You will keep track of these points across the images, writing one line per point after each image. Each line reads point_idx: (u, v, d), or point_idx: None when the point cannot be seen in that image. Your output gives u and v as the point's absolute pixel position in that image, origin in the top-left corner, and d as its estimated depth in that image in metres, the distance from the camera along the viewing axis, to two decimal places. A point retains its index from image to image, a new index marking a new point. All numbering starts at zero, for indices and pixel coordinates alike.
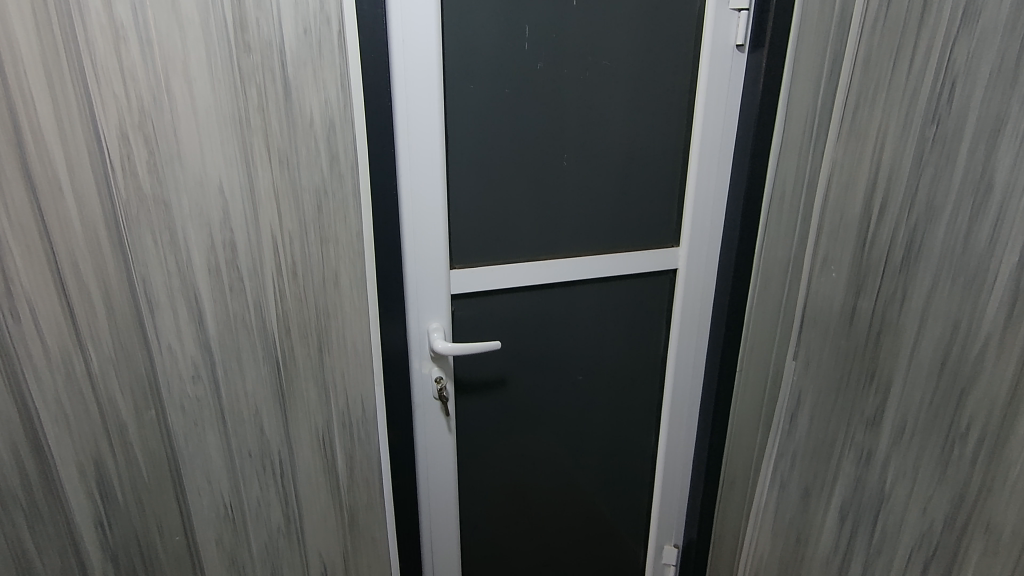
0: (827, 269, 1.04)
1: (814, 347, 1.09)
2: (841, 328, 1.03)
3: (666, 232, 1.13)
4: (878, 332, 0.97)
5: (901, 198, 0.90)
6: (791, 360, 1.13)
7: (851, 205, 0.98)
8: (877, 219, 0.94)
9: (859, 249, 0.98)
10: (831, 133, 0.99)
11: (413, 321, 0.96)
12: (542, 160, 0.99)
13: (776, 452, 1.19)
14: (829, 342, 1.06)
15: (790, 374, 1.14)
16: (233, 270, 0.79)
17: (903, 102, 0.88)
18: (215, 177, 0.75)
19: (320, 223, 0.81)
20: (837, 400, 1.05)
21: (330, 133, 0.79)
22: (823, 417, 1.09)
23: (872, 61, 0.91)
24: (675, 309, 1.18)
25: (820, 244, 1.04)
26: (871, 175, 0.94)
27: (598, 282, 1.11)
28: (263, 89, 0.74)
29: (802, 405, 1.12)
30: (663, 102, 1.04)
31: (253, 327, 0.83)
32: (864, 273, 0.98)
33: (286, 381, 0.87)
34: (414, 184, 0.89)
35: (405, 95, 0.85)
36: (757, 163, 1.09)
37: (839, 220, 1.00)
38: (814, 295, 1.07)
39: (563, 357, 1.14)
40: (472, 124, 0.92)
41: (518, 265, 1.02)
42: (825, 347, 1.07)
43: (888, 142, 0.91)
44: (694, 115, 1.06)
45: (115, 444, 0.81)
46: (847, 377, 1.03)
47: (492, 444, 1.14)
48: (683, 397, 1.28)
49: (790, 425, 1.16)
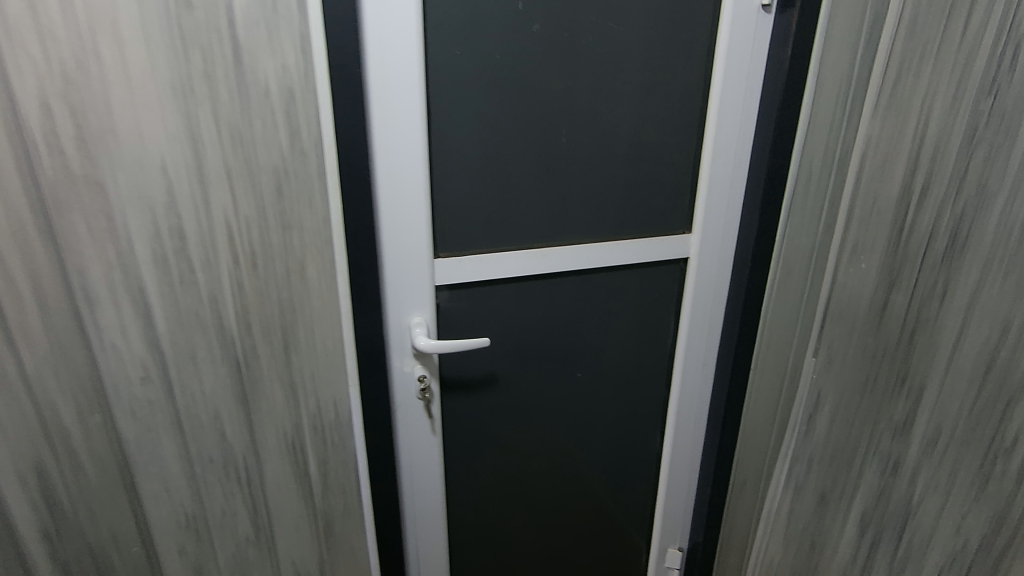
0: (856, 260, 0.93)
1: (838, 345, 0.99)
2: (869, 325, 0.93)
3: (676, 218, 1.02)
4: (912, 332, 0.86)
5: (947, 181, 0.78)
6: (811, 357, 1.04)
7: (887, 189, 0.87)
8: (916, 205, 0.83)
9: (892, 239, 0.87)
10: (867, 106, 0.88)
11: (391, 316, 0.87)
12: (538, 137, 0.88)
13: (791, 455, 1.10)
14: (855, 340, 0.95)
15: (809, 372, 1.05)
16: (182, 261, 0.70)
17: (954, 71, 0.75)
18: (156, 156, 0.65)
19: (280, 207, 0.72)
20: (861, 403, 0.96)
21: (289, 104, 0.68)
22: (846, 423, 0.99)
23: (919, 23, 0.79)
24: (685, 303, 1.07)
25: (850, 231, 0.94)
26: (912, 154, 0.82)
27: (601, 273, 1.01)
28: (209, 52, 0.63)
29: (822, 406, 1.03)
30: (677, 71, 0.92)
31: (208, 324, 0.74)
32: (899, 265, 0.87)
33: (249, 382, 0.79)
34: (391, 164, 0.79)
35: (381, 61, 0.75)
36: (781, 142, 0.96)
37: (871, 205, 0.90)
38: (840, 288, 0.97)
39: (561, 353, 1.04)
40: (456, 95, 0.81)
41: (511, 254, 0.92)
42: (850, 345, 0.96)
43: (934, 117, 0.79)
44: (712, 85, 0.94)
45: (65, 466, 0.68)
46: (874, 379, 0.93)
47: (484, 445, 1.06)
48: (691, 397, 1.17)
49: (808, 427, 1.06)
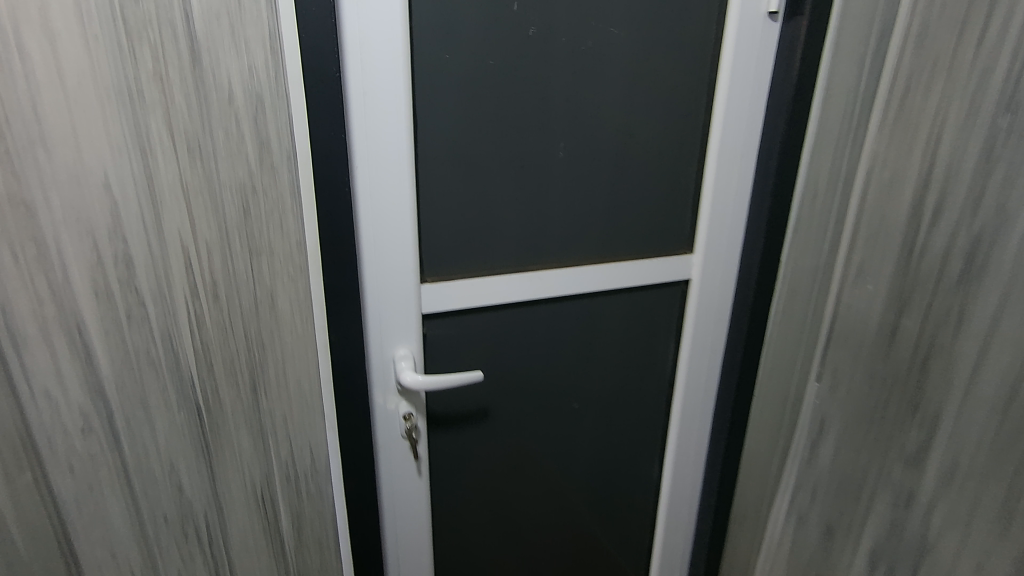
0: (862, 281, 0.88)
1: (843, 370, 0.92)
2: (877, 350, 0.86)
3: (677, 237, 0.96)
4: (925, 357, 0.80)
5: (961, 200, 0.73)
6: (813, 381, 0.98)
7: (896, 207, 0.81)
8: (928, 224, 0.77)
9: (902, 255, 0.81)
10: (873, 119, 0.83)
11: (374, 347, 0.79)
12: (533, 151, 0.81)
13: (793, 484, 1.03)
14: (862, 365, 0.89)
15: (812, 397, 0.98)
16: (129, 293, 0.60)
17: (967, 86, 0.70)
18: (97, 171, 0.55)
19: (246, 230, 0.62)
20: (869, 431, 0.89)
21: (257, 112, 0.59)
22: (852, 450, 0.92)
23: (930, 34, 0.74)
24: (687, 326, 1.01)
25: (855, 250, 0.88)
26: (923, 172, 0.77)
27: (600, 296, 0.94)
28: (160, 50, 0.54)
29: (826, 434, 0.96)
30: (681, 80, 0.86)
31: (162, 365, 0.64)
32: (910, 286, 0.81)
33: (211, 430, 0.69)
34: (373, 179, 0.71)
35: (361, 64, 0.66)
36: (788, 156, 0.91)
37: (879, 223, 0.84)
38: (845, 310, 0.91)
39: (556, 382, 0.97)
40: (446, 104, 0.74)
41: (504, 277, 0.84)
42: (857, 370, 0.90)
43: (946, 132, 0.73)
44: (716, 96, 0.88)
45: None
46: (883, 407, 0.86)
47: (476, 481, 0.97)
48: (691, 424, 1.11)
49: (811, 455, 0.99)
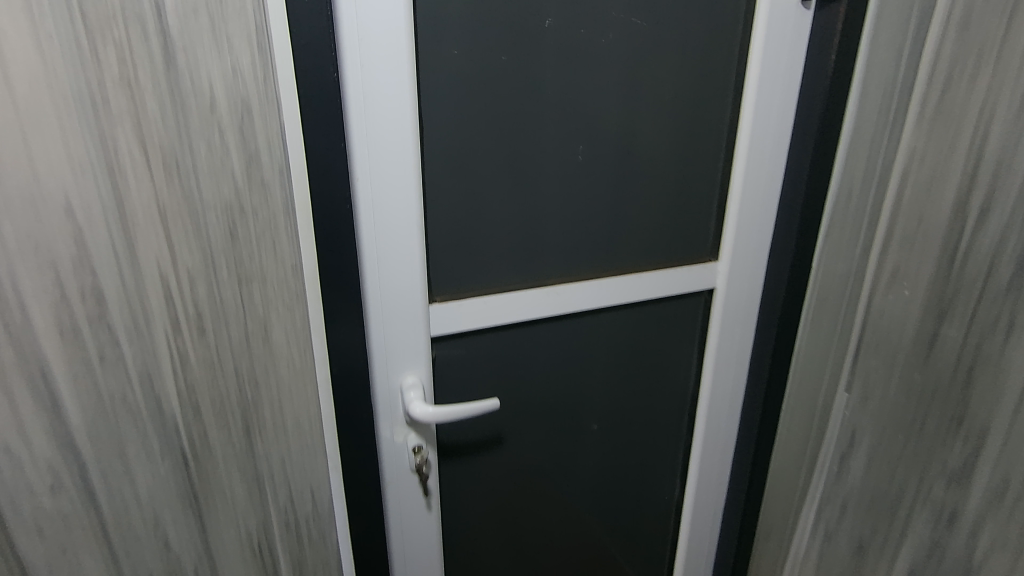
0: (896, 286, 0.81)
1: (875, 381, 0.85)
2: (913, 360, 0.80)
3: (702, 243, 0.90)
4: (970, 369, 0.73)
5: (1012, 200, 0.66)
6: (842, 392, 0.91)
7: (936, 207, 0.74)
8: (973, 227, 0.70)
9: (942, 260, 0.74)
10: (912, 113, 0.75)
11: (379, 377, 0.71)
12: (549, 155, 0.73)
13: (820, 498, 0.97)
14: (897, 376, 0.82)
15: (841, 409, 0.91)
16: (101, 333, 0.52)
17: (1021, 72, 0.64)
18: (55, 193, 0.47)
19: (235, 255, 0.54)
20: (905, 446, 0.82)
21: (243, 120, 0.51)
22: (886, 467, 0.85)
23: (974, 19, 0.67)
24: (711, 338, 0.95)
25: (888, 254, 0.81)
26: (967, 168, 0.70)
27: (620, 310, 0.87)
28: (127, 48, 0.46)
29: (857, 448, 0.89)
30: (708, 75, 0.79)
31: (141, 410, 0.56)
32: (951, 291, 0.74)
33: (200, 478, 0.61)
34: (377, 192, 0.63)
35: (361, 63, 0.58)
36: (820, 155, 0.85)
37: (917, 224, 0.77)
38: (877, 317, 0.84)
39: (573, 403, 0.90)
40: (456, 106, 0.66)
41: (520, 294, 0.77)
42: (891, 381, 0.83)
43: (997, 123, 0.66)
44: (744, 91, 0.81)
45: None
46: (921, 421, 0.80)
47: (495, 506, 0.90)
48: (715, 439, 1.05)
49: (840, 468, 0.93)
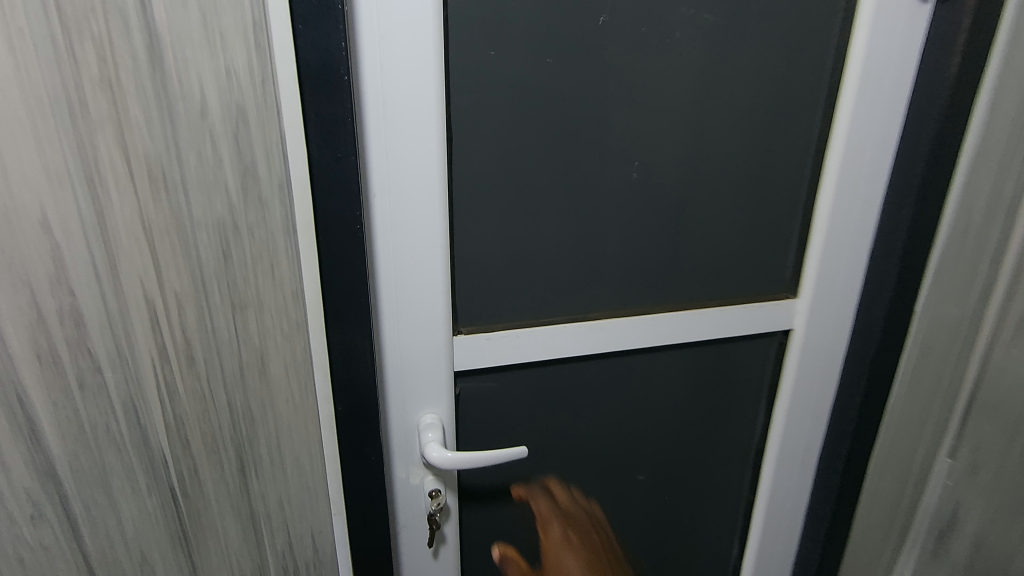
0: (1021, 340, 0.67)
1: (988, 450, 0.72)
2: None
3: (778, 278, 0.76)
4: None
5: None
6: (944, 457, 0.77)
7: None
8: None
9: None
10: None
11: (394, 411, 0.64)
12: (598, 173, 0.63)
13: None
14: (1018, 448, 0.69)
15: (941, 478, 0.78)
16: (81, 358, 0.47)
17: None
18: (30, 206, 0.42)
19: (228, 278, 0.49)
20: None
21: (238, 128, 0.45)
22: (1003, 549, 0.71)
23: None
24: (784, 386, 0.82)
25: (1014, 301, 0.68)
26: None
27: (676, 350, 0.75)
28: (106, 43, 0.40)
29: (963, 526, 0.76)
30: (797, 81, 0.66)
31: (127, 442, 0.51)
32: None
33: (190, 516, 0.56)
34: (396, 209, 0.56)
35: (382, 65, 0.52)
36: (933, 180, 0.70)
37: None
38: (995, 375, 0.70)
39: (616, 451, 0.79)
40: (489, 116, 0.58)
41: (559, 328, 0.67)
42: (1009, 453, 0.70)
43: None
44: (839, 102, 0.68)
45: None
46: None
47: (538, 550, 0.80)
48: (784, 502, 0.91)
49: (939, 547, 0.79)
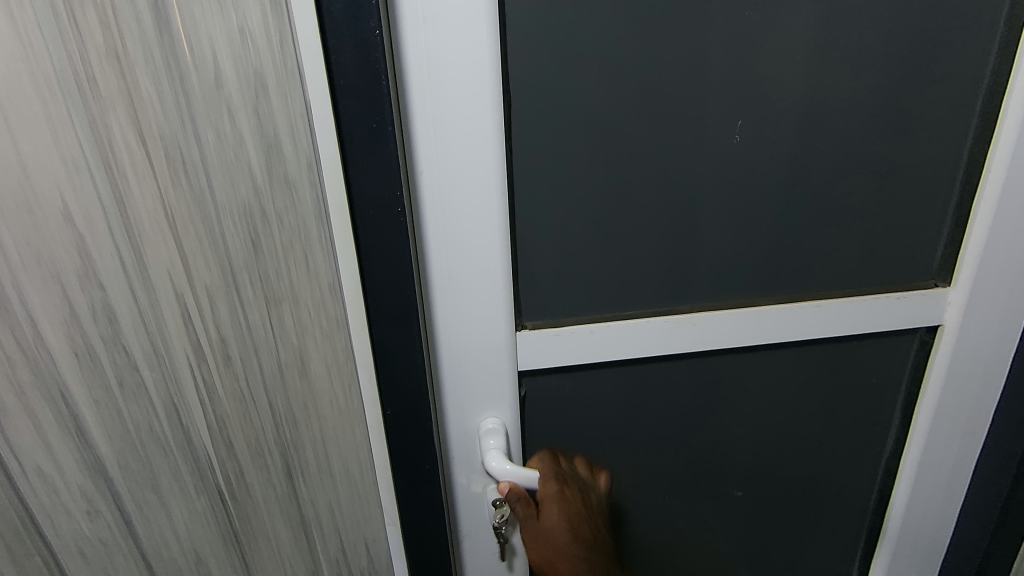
0: None
1: None
2: None
3: (926, 262, 0.61)
4: None
5: None
6: None
7: None
8: None
9: None
10: None
11: (452, 416, 0.58)
12: (691, 137, 0.52)
13: None
14: None
15: None
16: (118, 357, 0.44)
17: None
18: (51, 195, 0.39)
19: (259, 270, 0.44)
20: None
21: (258, 100, 0.39)
22: None
23: None
24: (926, 394, 0.66)
25: None
26: None
27: (786, 349, 0.63)
28: (109, 8, 0.35)
29: None
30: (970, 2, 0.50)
31: (171, 442, 0.48)
32: None
33: (239, 519, 0.53)
34: (446, 188, 0.49)
35: (425, 18, 0.43)
36: None
37: None
38: None
39: (708, 461, 0.69)
40: (553, 73, 0.48)
41: (640, 324, 0.58)
42: None
43: None
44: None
45: None
46: None
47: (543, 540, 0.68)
48: (921, 530, 0.75)
49: None
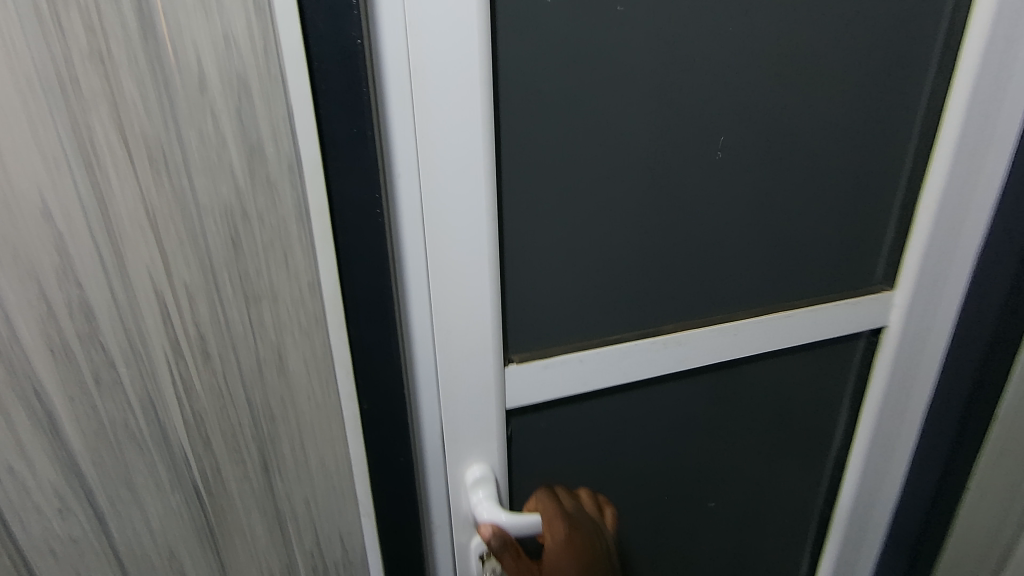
0: None
1: None
2: None
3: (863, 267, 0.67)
4: None
5: None
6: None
7: None
8: None
9: None
10: None
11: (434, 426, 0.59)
12: (660, 151, 0.54)
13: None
14: None
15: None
16: (94, 353, 0.45)
17: None
18: (30, 193, 0.39)
19: (239, 269, 0.45)
20: None
21: (240, 102, 0.40)
22: None
23: None
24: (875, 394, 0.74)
25: None
26: None
27: (753, 363, 0.68)
28: (95, 11, 0.36)
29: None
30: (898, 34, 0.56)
31: (146, 438, 0.49)
32: None
33: (213, 513, 0.54)
34: (436, 246, 0.51)
35: (413, 86, 0.45)
36: None
37: None
38: None
39: (682, 459, 0.72)
40: (532, 83, 0.48)
41: (627, 347, 0.61)
42: None
43: None
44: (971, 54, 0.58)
45: None
46: None
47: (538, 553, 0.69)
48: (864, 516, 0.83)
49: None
